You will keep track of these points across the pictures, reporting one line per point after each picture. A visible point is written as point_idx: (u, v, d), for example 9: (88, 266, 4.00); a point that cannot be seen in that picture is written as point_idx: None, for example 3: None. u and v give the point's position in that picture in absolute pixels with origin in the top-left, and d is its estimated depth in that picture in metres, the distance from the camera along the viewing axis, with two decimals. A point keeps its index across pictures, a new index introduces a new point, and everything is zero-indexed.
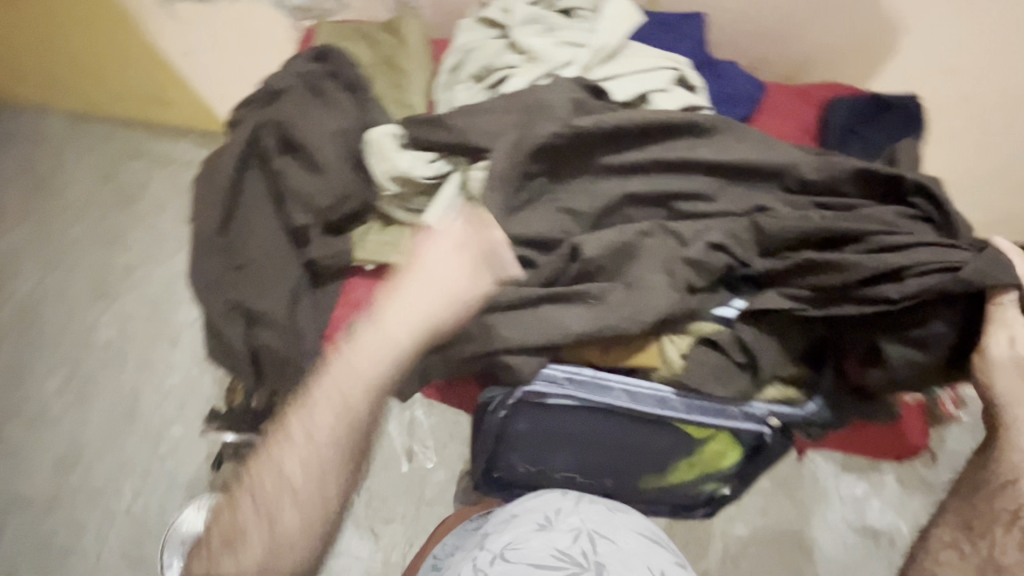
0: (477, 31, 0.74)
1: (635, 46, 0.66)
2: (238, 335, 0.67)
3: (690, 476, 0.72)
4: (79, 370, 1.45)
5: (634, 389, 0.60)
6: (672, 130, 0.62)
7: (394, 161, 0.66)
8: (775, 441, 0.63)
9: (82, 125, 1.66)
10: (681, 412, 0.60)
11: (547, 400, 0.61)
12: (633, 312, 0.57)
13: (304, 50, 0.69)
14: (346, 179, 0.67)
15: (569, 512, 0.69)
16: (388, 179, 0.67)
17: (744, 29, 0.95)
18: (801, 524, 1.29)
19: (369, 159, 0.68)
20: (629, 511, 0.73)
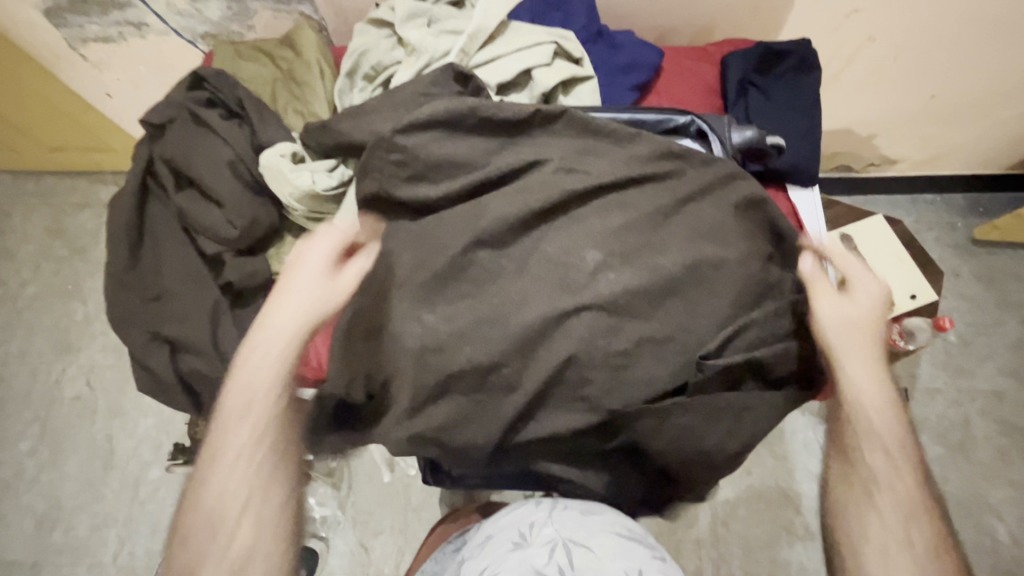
0: (368, 32, 0.75)
1: (517, 27, 0.68)
2: (161, 363, 0.67)
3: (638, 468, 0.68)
4: (49, 426, 1.44)
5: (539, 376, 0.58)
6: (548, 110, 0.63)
7: (290, 177, 0.64)
8: (709, 412, 0.60)
9: (26, 183, 1.66)
10: (595, 396, 0.59)
11: (444, 400, 0.59)
12: (501, 311, 0.59)
13: (187, 75, 0.69)
14: (241, 204, 0.65)
15: (542, 525, 0.62)
16: (289, 197, 0.65)
17: (643, 7, 0.94)
18: (786, 477, 1.30)
19: (267, 177, 0.65)
20: (604, 510, 0.65)
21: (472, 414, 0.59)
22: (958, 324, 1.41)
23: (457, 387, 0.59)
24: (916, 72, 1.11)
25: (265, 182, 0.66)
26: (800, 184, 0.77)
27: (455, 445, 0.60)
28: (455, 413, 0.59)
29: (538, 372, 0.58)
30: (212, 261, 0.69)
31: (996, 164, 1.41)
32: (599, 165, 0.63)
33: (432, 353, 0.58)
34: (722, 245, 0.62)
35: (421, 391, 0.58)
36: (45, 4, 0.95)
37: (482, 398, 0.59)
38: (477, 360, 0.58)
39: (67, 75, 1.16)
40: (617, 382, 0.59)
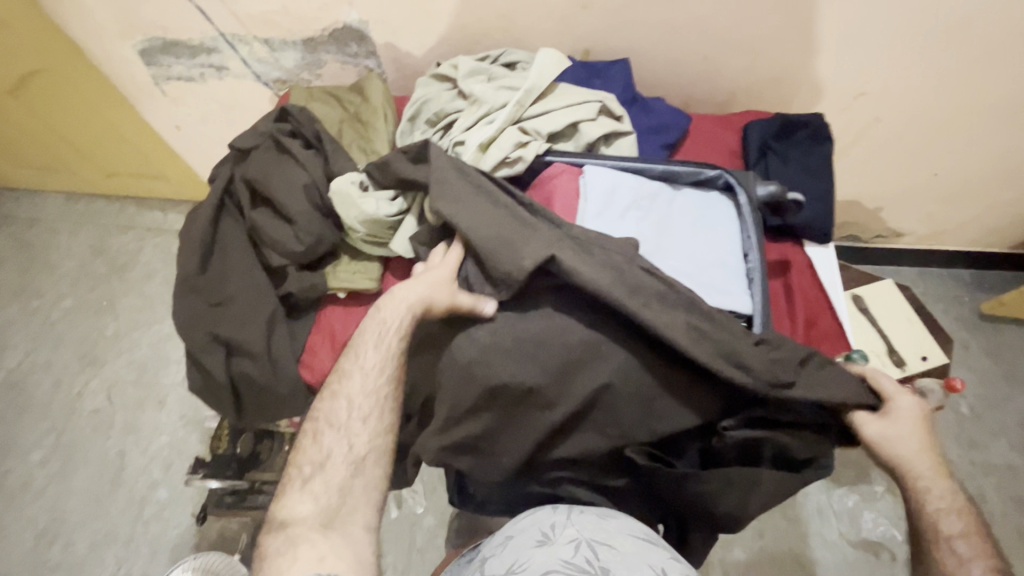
0: (431, 85, 0.85)
1: (566, 86, 0.77)
2: (217, 363, 0.72)
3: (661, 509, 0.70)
4: (63, 438, 1.46)
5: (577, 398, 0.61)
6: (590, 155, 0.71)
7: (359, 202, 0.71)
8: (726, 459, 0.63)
9: (77, 203, 1.76)
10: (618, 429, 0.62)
11: (480, 414, 0.62)
12: (544, 336, 0.62)
13: (275, 109, 0.79)
14: (310, 222, 0.72)
15: (564, 525, 0.65)
16: (353, 221, 0.72)
17: (672, 81, 1.06)
18: (799, 541, 1.28)
19: (333, 202, 0.72)
20: (620, 515, 0.67)
21: (504, 426, 0.63)
22: (970, 395, 1.43)
23: (496, 399, 0.62)
24: (920, 151, 1.21)
25: (331, 207, 0.73)
26: (817, 241, 0.83)
27: (488, 453, 0.64)
28: (488, 423, 0.63)
29: (577, 390, 0.61)
30: (275, 272, 0.76)
31: (998, 242, 1.49)
32: (636, 207, 0.70)
33: (477, 364, 0.61)
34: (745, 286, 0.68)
35: (458, 403, 0.62)
36: (142, 45, 1.07)
37: (518, 414, 0.63)
38: (519, 376, 0.61)
39: (143, 108, 1.28)
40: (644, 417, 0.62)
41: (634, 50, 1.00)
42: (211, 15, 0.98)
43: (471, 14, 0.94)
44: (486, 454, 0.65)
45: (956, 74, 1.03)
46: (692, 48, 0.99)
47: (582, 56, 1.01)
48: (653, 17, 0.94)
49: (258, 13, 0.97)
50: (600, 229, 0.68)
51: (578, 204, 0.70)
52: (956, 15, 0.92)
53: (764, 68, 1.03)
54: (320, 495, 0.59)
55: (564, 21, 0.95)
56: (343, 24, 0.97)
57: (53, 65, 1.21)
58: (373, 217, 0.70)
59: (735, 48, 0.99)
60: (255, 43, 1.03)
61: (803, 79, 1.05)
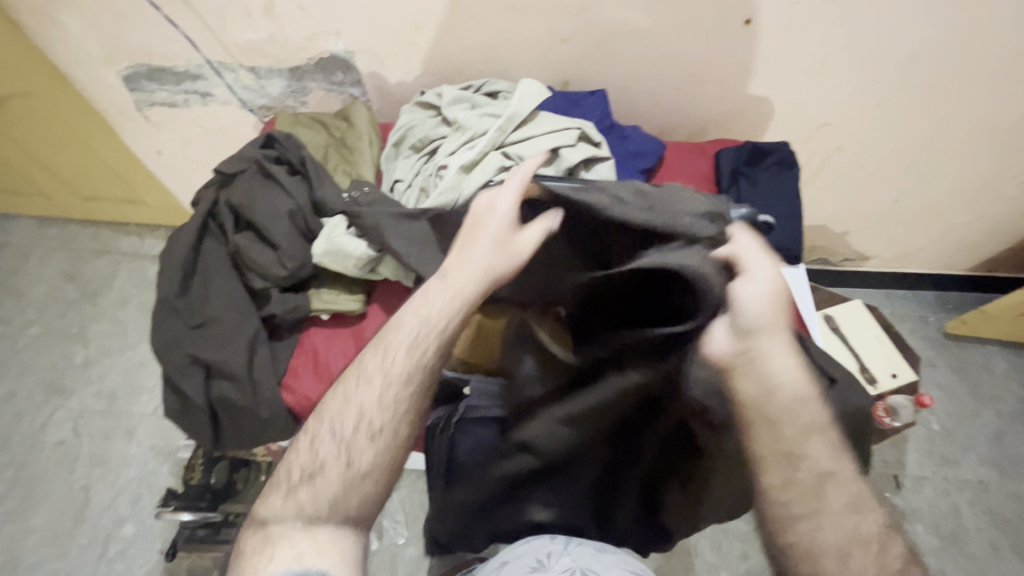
0: (416, 112, 0.87)
1: (546, 113, 0.81)
2: (195, 387, 0.71)
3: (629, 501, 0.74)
4: (23, 472, 1.39)
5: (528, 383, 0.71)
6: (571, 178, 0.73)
7: (336, 236, 0.72)
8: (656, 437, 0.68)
9: (50, 228, 1.73)
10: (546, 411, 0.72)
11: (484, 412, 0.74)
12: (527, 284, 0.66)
13: (261, 135, 0.80)
14: (296, 247, 0.73)
15: (561, 553, 0.67)
16: (345, 270, 0.73)
17: (647, 110, 1.11)
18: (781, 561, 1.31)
19: (319, 259, 0.72)
20: (617, 550, 0.70)
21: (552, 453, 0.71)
22: (940, 413, 1.48)
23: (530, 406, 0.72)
24: (879, 178, 1.28)
25: (317, 263, 0.73)
26: (789, 262, 0.86)
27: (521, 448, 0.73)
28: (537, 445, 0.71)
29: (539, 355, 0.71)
30: (256, 294, 0.75)
31: (957, 265, 1.57)
32: None
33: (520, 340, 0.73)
34: None
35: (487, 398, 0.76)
36: (126, 71, 1.08)
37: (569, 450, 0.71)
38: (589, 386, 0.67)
39: (124, 133, 1.27)
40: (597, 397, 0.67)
41: (610, 82, 1.05)
42: (198, 42, 1.00)
43: (455, 45, 0.97)
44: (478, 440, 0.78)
45: (909, 106, 1.10)
46: (665, 80, 1.04)
47: (561, 86, 1.06)
48: (629, 50, 0.99)
49: (245, 42, 0.99)
50: None
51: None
52: (905, 54, 1.00)
53: (734, 100, 1.09)
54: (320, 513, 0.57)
55: (544, 53, 0.99)
56: (330, 53, 1.00)
57: (32, 89, 1.20)
58: (363, 258, 0.72)
59: (706, 80, 1.04)
60: (241, 70, 1.04)
61: (769, 110, 1.11)
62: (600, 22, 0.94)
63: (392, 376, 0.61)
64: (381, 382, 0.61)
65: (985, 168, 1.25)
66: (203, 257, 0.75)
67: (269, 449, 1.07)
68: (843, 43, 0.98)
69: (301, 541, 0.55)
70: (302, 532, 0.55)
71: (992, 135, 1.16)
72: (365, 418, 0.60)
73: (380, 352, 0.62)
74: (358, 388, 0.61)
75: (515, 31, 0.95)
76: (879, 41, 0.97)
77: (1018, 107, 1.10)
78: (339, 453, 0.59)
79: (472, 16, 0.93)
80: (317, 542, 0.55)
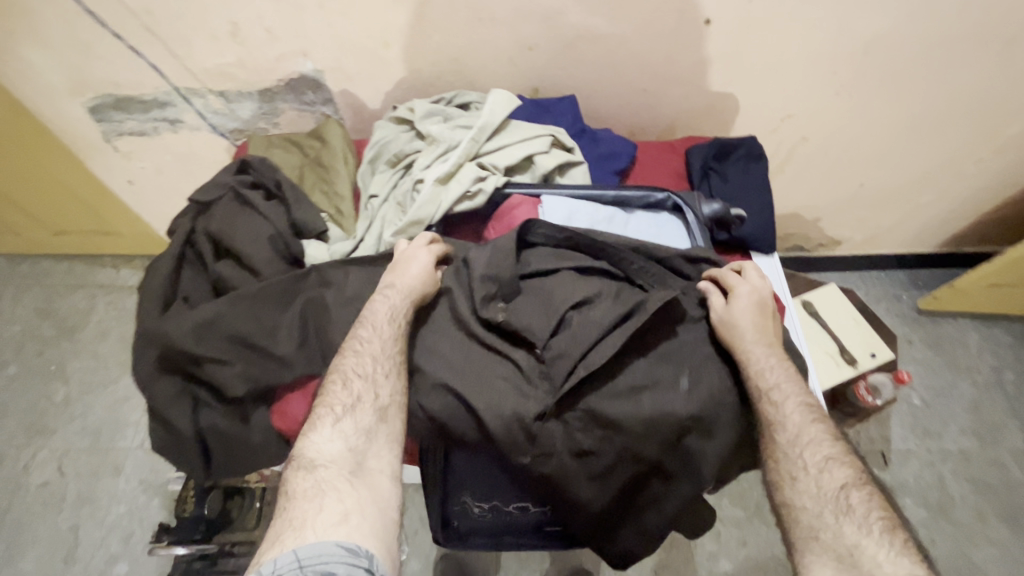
0: (390, 127, 0.87)
1: (518, 123, 0.81)
2: (183, 416, 0.70)
3: (648, 503, 0.68)
4: (8, 518, 1.36)
5: (492, 390, 0.63)
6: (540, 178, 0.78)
7: (332, 247, 0.77)
8: (677, 441, 0.63)
9: (21, 266, 1.69)
10: (514, 435, 0.62)
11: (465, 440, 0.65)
12: (574, 335, 0.65)
13: (235, 161, 0.79)
14: (269, 250, 0.73)
15: None
16: (322, 255, 0.76)
17: (616, 114, 1.14)
18: (770, 538, 1.40)
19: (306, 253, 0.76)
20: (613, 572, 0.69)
21: (645, 435, 0.62)
22: (919, 387, 1.64)
23: (607, 391, 0.64)
24: (845, 165, 1.34)
25: (296, 259, 0.76)
26: (762, 252, 0.89)
27: (557, 452, 0.63)
28: (633, 420, 0.62)
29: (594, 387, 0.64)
30: (276, 315, 0.71)
31: (921, 243, 1.70)
32: (582, 208, 0.76)
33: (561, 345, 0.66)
34: (656, 380, 0.64)
35: (492, 374, 0.65)
36: (92, 101, 1.06)
37: (663, 449, 0.63)
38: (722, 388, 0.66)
39: (95, 164, 1.25)
40: (627, 411, 0.62)
41: (577, 88, 1.07)
42: (164, 69, 0.99)
43: (423, 59, 0.98)
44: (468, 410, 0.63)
45: (870, 95, 1.15)
46: (631, 85, 1.07)
47: (531, 93, 1.07)
48: (595, 54, 1.01)
49: (212, 67, 0.98)
50: (556, 215, 0.74)
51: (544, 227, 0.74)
52: (860, 44, 1.04)
53: (700, 99, 1.12)
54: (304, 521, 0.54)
55: (511, 62, 1.00)
56: (299, 74, 1.00)
57: None
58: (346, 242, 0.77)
59: (671, 81, 1.07)
60: (210, 95, 1.04)
61: (736, 104, 1.14)
62: (565, 29, 0.96)
63: (379, 350, 0.64)
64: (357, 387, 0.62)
65: (943, 148, 1.31)
66: (182, 289, 0.74)
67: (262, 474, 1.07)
68: (804, 37, 1.01)
69: (348, 495, 0.56)
70: (340, 490, 0.56)
71: (949, 118, 1.22)
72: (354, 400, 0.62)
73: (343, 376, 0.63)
74: (337, 421, 0.61)
75: (482, 43, 0.97)
76: (835, 31, 1.01)
77: (970, 91, 1.16)
78: (352, 442, 0.60)
79: (437, 31, 0.94)
80: (362, 496, 0.57)
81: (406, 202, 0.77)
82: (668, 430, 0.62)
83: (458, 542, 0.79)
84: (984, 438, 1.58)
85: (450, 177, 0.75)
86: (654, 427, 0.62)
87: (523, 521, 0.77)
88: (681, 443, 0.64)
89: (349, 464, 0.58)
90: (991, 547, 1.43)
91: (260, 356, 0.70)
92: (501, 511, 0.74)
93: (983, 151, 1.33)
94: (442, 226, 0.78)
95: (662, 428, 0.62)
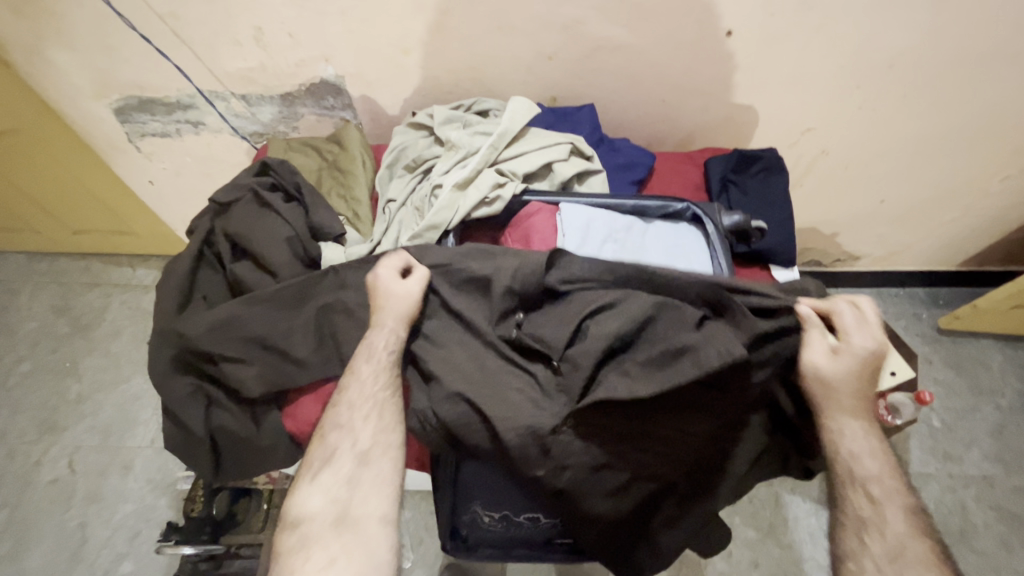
0: (408, 133, 0.87)
1: (537, 130, 0.81)
2: (195, 416, 0.70)
3: (669, 523, 0.67)
4: (18, 514, 1.37)
5: (513, 400, 0.62)
6: (558, 185, 0.77)
7: (348, 251, 0.76)
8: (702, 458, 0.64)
9: (40, 264, 1.72)
10: (530, 449, 0.61)
11: (477, 450, 0.63)
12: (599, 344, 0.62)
13: (257, 163, 0.80)
14: (284, 251, 0.73)
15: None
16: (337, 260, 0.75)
17: (632, 125, 1.14)
18: (781, 560, 1.37)
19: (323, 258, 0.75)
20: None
21: (668, 454, 0.63)
22: (938, 408, 1.60)
23: (633, 413, 0.62)
24: (865, 180, 1.32)
25: (313, 262, 0.75)
26: (782, 266, 0.88)
27: (578, 471, 0.62)
28: (660, 438, 0.62)
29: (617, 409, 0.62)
30: (291, 318, 0.71)
31: (942, 261, 1.67)
32: (601, 217, 0.74)
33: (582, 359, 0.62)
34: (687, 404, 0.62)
35: (509, 388, 0.63)
36: (116, 103, 1.08)
37: (687, 468, 0.64)
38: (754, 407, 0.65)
39: (116, 165, 1.27)
40: (655, 431, 0.62)
41: (595, 98, 1.07)
42: (187, 72, 1.00)
43: (442, 67, 0.99)
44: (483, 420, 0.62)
45: (891, 110, 1.14)
46: (648, 96, 1.07)
47: (549, 102, 1.07)
48: (613, 65, 1.01)
49: (235, 71, 1.00)
50: (575, 224, 0.72)
51: (557, 241, 0.72)
52: (881, 59, 1.03)
53: (718, 111, 1.11)
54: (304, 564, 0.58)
55: (530, 71, 1.01)
56: (320, 79, 1.01)
57: (20, 125, 1.20)
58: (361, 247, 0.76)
59: (690, 92, 1.07)
60: (232, 99, 1.05)
61: (753, 117, 1.13)
62: (585, 39, 0.96)
63: (368, 388, 0.66)
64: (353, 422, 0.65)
65: (966, 165, 1.29)
66: (201, 290, 0.75)
67: (270, 477, 1.07)
68: (826, 51, 1.00)
69: (336, 540, 0.60)
70: (327, 535, 0.60)
71: (973, 134, 1.20)
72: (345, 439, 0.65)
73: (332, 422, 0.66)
74: (324, 468, 0.64)
75: (501, 51, 0.97)
76: (858, 46, 1.00)
77: (996, 107, 1.13)
78: (342, 485, 0.63)
79: (458, 39, 0.95)
80: (348, 541, 0.60)
81: (423, 207, 0.77)
82: (694, 451, 0.63)
83: (465, 550, 0.78)
84: (1007, 462, 1.53)
85: (468, 183, 0.74)
86: (681, 447, 0.63)
87: (533, 533, 0.75)
88: (706, 464, 0.64)
89: (336, 507, 0.61)
90: None
91: (273, 358, 0.70)
92: (512, 522, 0.73)
93: (1008, 168, 1.30)
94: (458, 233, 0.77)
95: (691, 448, 0.63)
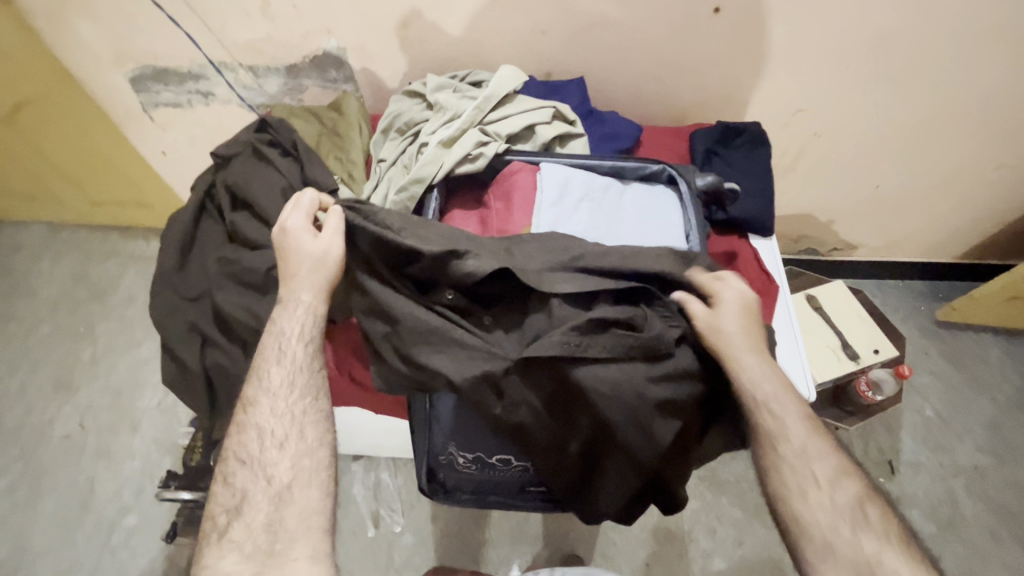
0: (402, 100, 0.91)
1: (523, 96, 0.84)
2: (192, 353, 0.75)
3: (623, 474, 0.68)
4: (31, 465, 1.44)
5: (458, 355, 0.63)
6: (540, 146, 0.81)
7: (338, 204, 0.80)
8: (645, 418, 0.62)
9: (60, 233, 1.80)
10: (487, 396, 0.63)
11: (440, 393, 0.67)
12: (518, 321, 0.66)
13: (256, 119, 0.84)
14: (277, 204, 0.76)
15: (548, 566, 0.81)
16: None
17: (626, 102, 1.16)
18: (764, 539, 1.38)
19: None
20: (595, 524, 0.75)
21: (610, 397, 0.62)
22: (933, 399, 1.60)
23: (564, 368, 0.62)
24: (859, 165, 1.34)
25: None
26: (761, 235, 0.90)
27: (525, 417, 0.64)
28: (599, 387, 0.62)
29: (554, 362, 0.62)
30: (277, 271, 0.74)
31: (942, 253, 1.66)
32: (579, 175, 0.77)
33: (536, 323, 0.65)
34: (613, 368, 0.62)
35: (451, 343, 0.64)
36: (133, 72, 1.14)
37: (632, 423, 0.62)
38: (688, 371, 0.65)
39: (132, 134, 1.33)
40: (594, 387, 0.62)
41: (588, 74, 1.10)
42: (199, 41, 1.05)
43: (440, 40, 1.03)
44: (426, 371, 0.64)
45: (882, 92, 1.15)
46: (641, 73, 1.10)
47: (544, 77, 1.11)
48: (606, 41, 1.04)
49: (244, 41, 1.05)
50: (553, 181, 0.76)
51: (536, 196, 0.75)
52: (870, 41, 1.05)
53: (709, 90, 1.14)
54: (252, 528, 0.64)
55: (525, 45, 1.04)
56: (323, 51, 1.06)
57: (44, 93, 1.27)
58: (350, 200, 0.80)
59: (682, 70, 1.10)
60: (241, 69, 1.11)
61: (745, 97, 1.15)
62: (578, 14, 0.99)
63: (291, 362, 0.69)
64: (275, 391, 0.68)
65: (962, 152, 1.29)
66: (201, 237, 0.80)
67: None
68: (816, 30, 1.02)
69: (277, 505, 0.65)
70: (262, 501, 0.65)
71: (967, 119, 1.21)
72: (274, 410, 0.69)
73: (256, 380, 0.68)
74: (254, 441, 0.68)
75: (497, 26, 1.01)
76: (847, 25, 1.02)
77: (989, 91, 1.14)
78: (277, 453, 0.68)
79: (456, 12, 0.98)
80: (293, 507, 0.66)
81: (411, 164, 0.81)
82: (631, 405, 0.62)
83: (442, 494, 0.82)
84: (1000, 455, 1.53)
85: (453, 140, 0.78)
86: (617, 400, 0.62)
87: (507, 475, 0.78)
88: (649, 420, 0.63)
89: (282, 478, 0.67)
90: (1002, 568, 1.38)
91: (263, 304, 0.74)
92: (485, 464, 0.76)
93: (1003, 157, 1.30)
94: (443, 189, 0.81)
95: (627, 402, 0.62)
